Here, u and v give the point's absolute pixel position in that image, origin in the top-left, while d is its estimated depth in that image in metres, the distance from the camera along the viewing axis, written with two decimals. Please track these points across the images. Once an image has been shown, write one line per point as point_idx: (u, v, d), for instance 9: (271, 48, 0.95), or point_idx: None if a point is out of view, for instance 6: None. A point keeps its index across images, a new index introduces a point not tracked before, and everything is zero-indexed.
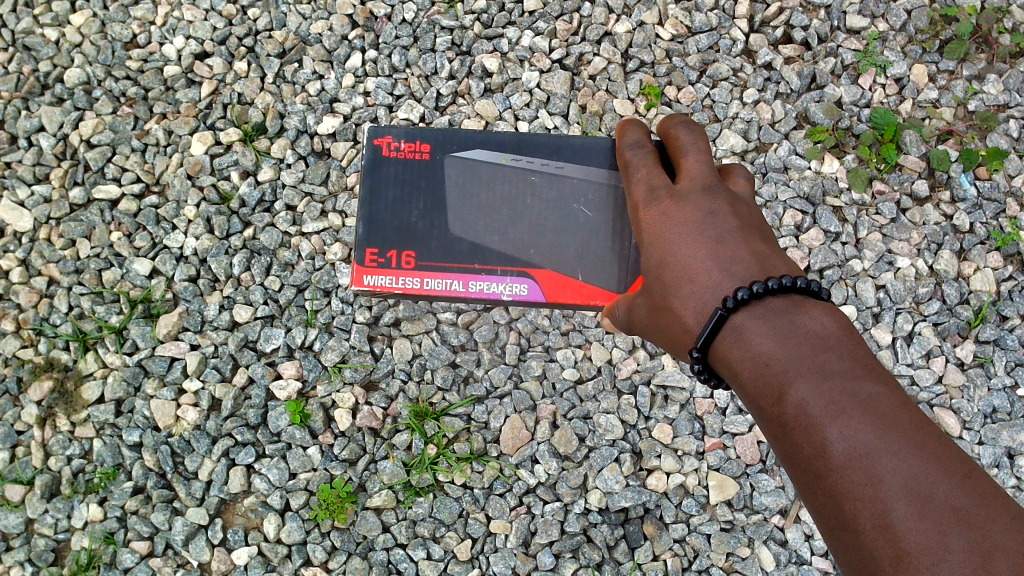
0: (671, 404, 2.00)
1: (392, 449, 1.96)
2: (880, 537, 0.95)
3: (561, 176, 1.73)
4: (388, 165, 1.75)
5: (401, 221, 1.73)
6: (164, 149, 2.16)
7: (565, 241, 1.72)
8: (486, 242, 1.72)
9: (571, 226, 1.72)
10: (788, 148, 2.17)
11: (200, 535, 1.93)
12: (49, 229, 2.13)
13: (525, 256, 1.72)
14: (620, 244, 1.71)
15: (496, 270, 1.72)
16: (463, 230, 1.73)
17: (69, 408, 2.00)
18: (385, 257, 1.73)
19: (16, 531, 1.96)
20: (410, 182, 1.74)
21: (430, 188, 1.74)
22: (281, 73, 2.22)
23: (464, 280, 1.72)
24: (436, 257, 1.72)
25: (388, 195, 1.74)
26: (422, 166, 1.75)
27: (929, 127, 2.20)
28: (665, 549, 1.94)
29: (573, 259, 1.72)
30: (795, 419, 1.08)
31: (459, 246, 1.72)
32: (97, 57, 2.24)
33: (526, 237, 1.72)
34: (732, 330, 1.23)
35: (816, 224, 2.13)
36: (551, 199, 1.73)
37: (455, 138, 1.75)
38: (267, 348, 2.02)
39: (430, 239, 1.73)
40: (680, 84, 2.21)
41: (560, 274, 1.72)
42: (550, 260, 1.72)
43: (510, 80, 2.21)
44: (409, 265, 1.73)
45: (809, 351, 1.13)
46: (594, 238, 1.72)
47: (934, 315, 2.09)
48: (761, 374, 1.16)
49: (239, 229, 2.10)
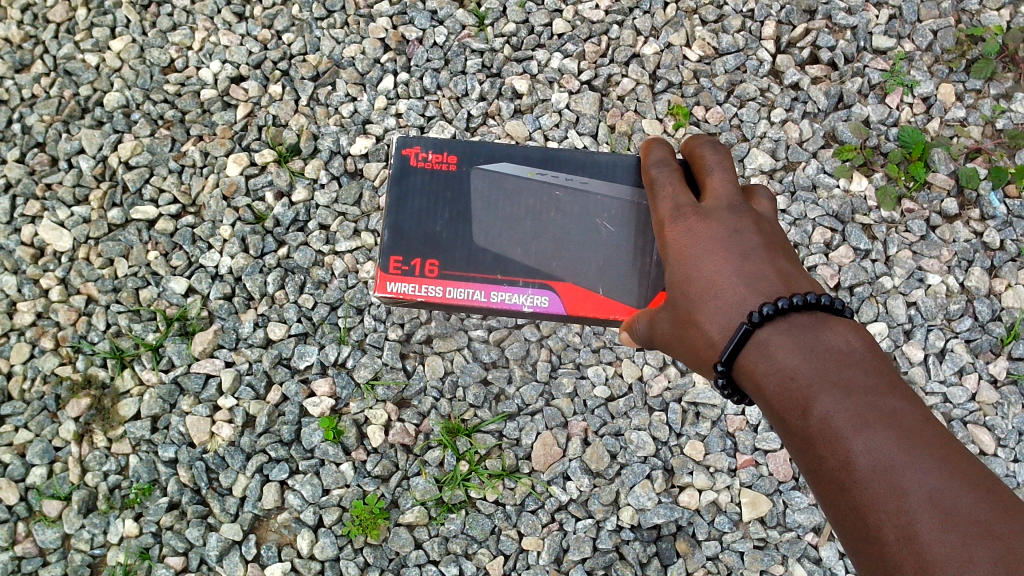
0: (703, 421, 2.00)
1: (424, 465, 1.97)
2: (904, 548, 0.95)
3: (585, 191, 1.75)
4: (415, 175, 1.77)
5: (427, 229, 1.75)
6: (200, 170, 2.21)
7: (587, 255, 1.73)
8: (509, 253, 1.74)
9: (593, 241, 1.74)
10: (816, 166, 2.18)
11: (234, 551, 1.95)
12: (88, 248, 2.17)
13: (547, 269, 1.73)
14: (641, 260, 1.72)
15: (518, 281, 1.73)
16: (486, 241, 1.74)
17: (106, 425, 2.03)
18: (409, 264, 1.74)
19: (52, 546, 1.98)
20: (437, 191, 1.76)
21: (456, 198, 1.76)
22: (314, 95, 2.26)
23: (487, 290, 1.73)
24: (459, 267, 1.74)
25: (415, 204, 1.76)
26: (449, 176, 1.77)
27: (958, 145, 2.20)
28: (698, 567, 1.93)
29: (594, 274, 1.73)
30: (819, 432, 1.08)
31: (483, 257, 1.74)
32: (136, 81, 2.29)
33: (548, 250, 1.74)
34: (757, 345, 1.22)
35: (845, 242, 2.13)
36: (575, 214, 1.75)
37: (481, 151, 1.77)
38: (300, 364, 2.04)
39: (455, 248, 1.74)
40: (708, 105, 2.23)
41: (581, 288, 1.73)
42: (571, 274, 1.73)
43: (540, 102, 2.24)
44: (432, 274, 1.74)
45: (833, 365, 1.13)
46: (615, 253, 1.73)
47: (966, 332, 2.08)
48: (785, 388, 1.15)
49: (273, 248, 2.13)
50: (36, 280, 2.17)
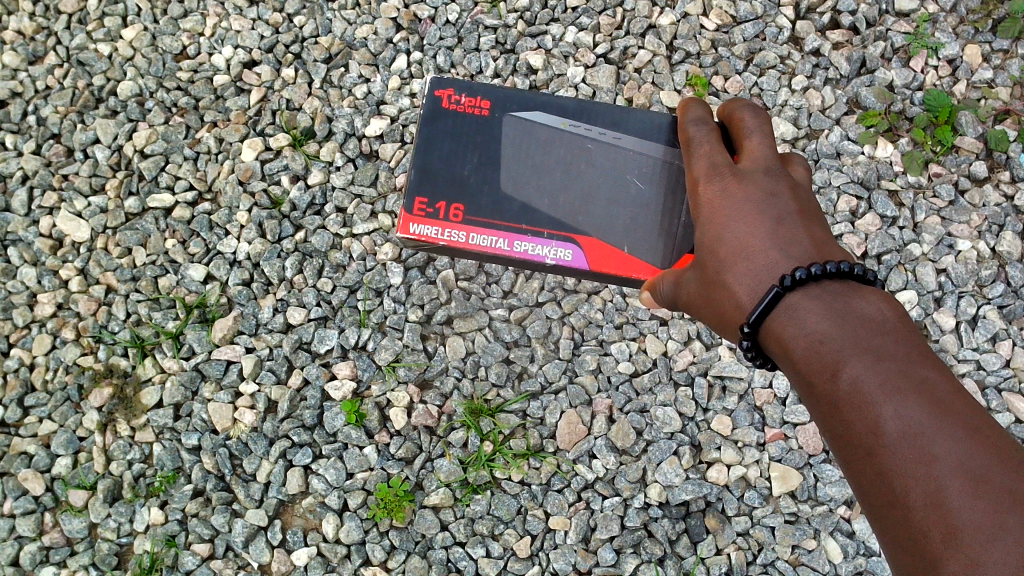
0: (730, 395, 1.96)
1: (449, 446, 1.95)
2: (931, 515, 0.91)
3: (616, 146, 1.73)
4: (447, 117, 1.74)
5: (455, 173, 1.72)
6: (215, 156, 2.20)
7: (614, 212, 1.70)
8: (536, 201, 1.71)
9: (622, 197, 1.71)
10: (839, 133, 2.14)
11: (260, 537, 1.93)
12: (106, 238, 2.16)
13: (572, 222, 1.71)
14: (669, 217, 1.70)
15: (542, 232, 1.70)
16: (514, 189, 1.71)
17: (129, 414, 2.03)
18: (433, 207, 1.71)
19: (80, 536, 1.98)
20: (467, 135, 1.74)
21: (487, 144, 1.73)
22: (328, 77, 2.25)
23: (510, 239, 1.70)
24: (484, 213, 1.71)
25: (445, 147, 1.73)
26: (481, 122, 1.74)
27: (985, 107, 2.15)
28: (728, 543, 1.89)
29: (619, 230, 1.70)
30: (847, 395, 1.04)
31: (508, 203, 1.71)
32: (149, 69, 2.29)
33: (575, 203, 1.71)
34: (785, 309, 1.19)
35: (872, 209, 2.08)
36: (604, 167, 1.72)
37: (515, 98, 1.75)
38: (321, 348, 2.02)
39: (481, 194, 1.71)
40: (727, 74, 2.20)
41: (605, 244, 1.70)
42: (596, 229, 1.70)
43: (555, 77, 2.22)
44: (457, 219, 1.71)
45: (865, 330, 1.09)
46: (641, 210, 1.70)
47: (998, 298, 2.02)
48: (813, 350, 1.12)
49: (291, 232, 2.13)
50: (55, 271, 2.16)
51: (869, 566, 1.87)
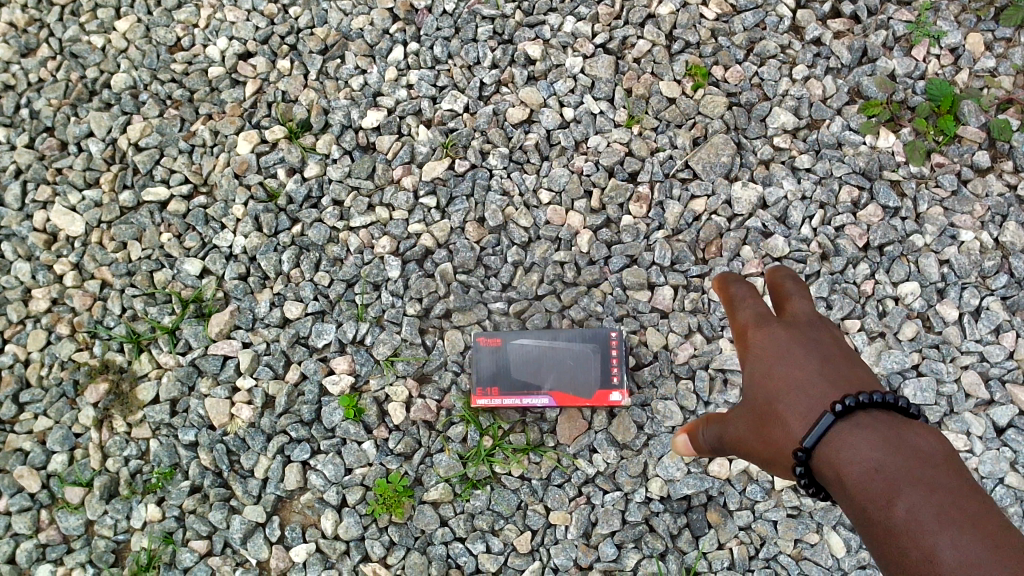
0: (731, 388, 1.94)
1: (448, 441, 1.93)
2: None
3: (591, 329, 1.93)
4: (486, 356, 1.93)
5: (495, 370, 1.92)
6: (210, 149, 2.18)
7: (574, 366, 1.91)
8: (526, 380, 1.91)
9: (593, 365, 1.91)
10: (841, 124, 2.12)
11: (258, 533, 1.92)
12: (100, 232, 2.15)
13: (562, 384, 1.90)
14: (609, 367, 1.90)
15: (544, 395, 1.90)
16: (533, 375, 1.91)
17: (125, 410, 2.01)
18: (473, 397, 1.91)
19: (76, 533, 1.97)
20: (502, 368, 1.92)
21: (513, 360, 1.92)
22: (323, 69, 2.23)
23: (521, 399, 1.90)
24: (512, 387, 1.91)
25: (489, 368, 1.92)
26: (508, 355, 1.92)
27: (988, 96, 2.13)
28: (730, 537, 1.87)
29: (580, 380, 1.90)
30: (857, 484, 0.99)
31: (513, 378, 1.91)
32: (142, 61, 2.27)
33: (566, 374, 1.91)
34: (802, 404, 1.14)
35: (874, 200, 2.05)
36: (582, 340, 1.92)
37: (530, 334, 1.93)
38: (319, 343, 2.01)
39: (512, 381, 1.91)
40: (727, 64, 2.18)
41: (581, 396, 1.90)
42: (565, 383, 1.90)
43: (554, 67, 2.19)
44: (489, 402, 1.91)
45: (884, 424, 1.04)
46: (593, 361, 1.91)
47: (1002, 289, 1.99)
48: (826, 439, 1.06)
49: (287, 226, 2.10)
50: (50, 266, 2.15)
51: (871, 561, 1.84)
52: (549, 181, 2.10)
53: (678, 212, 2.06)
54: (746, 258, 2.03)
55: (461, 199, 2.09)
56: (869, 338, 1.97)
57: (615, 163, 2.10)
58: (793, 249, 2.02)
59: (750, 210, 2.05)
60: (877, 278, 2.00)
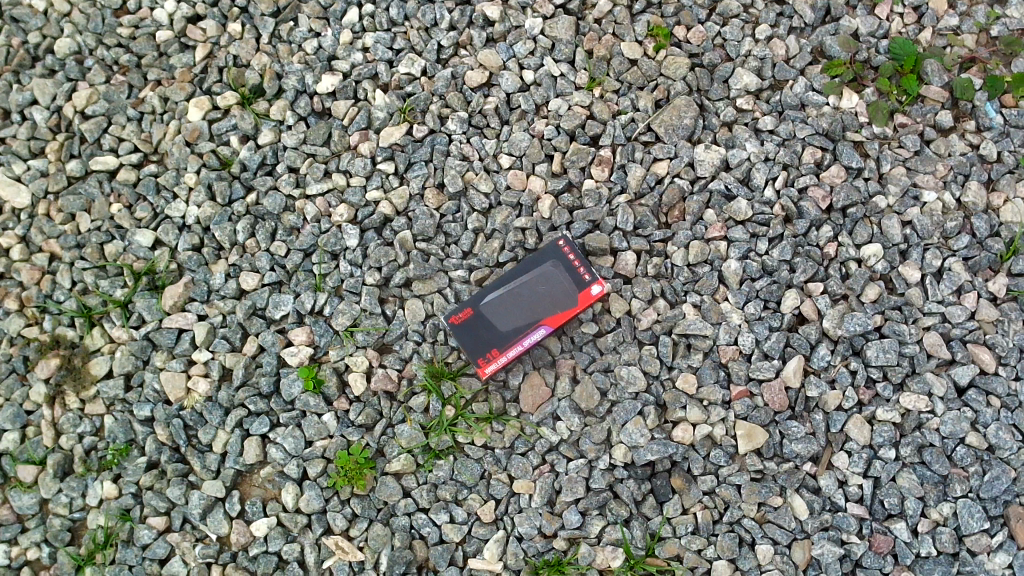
0: (695, 353, 1.92)
1: (409, 412, 1.91)
2: None
3: (539, 257, 1.92)
4: (463, 332, 1.88)
5: (480, 336, 1.87)
6: (160, 117, 2.12)
7: (548, 286, 1.88)
8: (514, 325, 1.87)
9: (560, 281, 1.89)
10: (804, 84, 2.08)
11: (218, 508, 1.88)
12: (47, 204, 2.09)
13: (549, 309, 1.87)
14: (574, 266, 1.90)
15: (541, 328, 1.86)
16: (515, 320, 1.87)
17: (77, 386, 1.96)
18: (480, 363, 1.86)
19: (30, 512, 1.92)
20: (481, 334, 1.87)
21: (490, 319, 1.88)
22: (276, 32, 2.17)
23: (524, 343, 1.86)
24: (509, 340, 1.87)
25: (471, 338, 1.88)
26: (481, 321, 1.88)
27: (952, 55, 2.10)
28: (694, 502, 1.86)
29: (559, 293, 1.88)
30: None
31: (503, 329, 1.87)
32: (87, 26, 2.21)
33: (545, 300, 1.87)
34: None
35: (837, 160, 2.03)
36: (539, 269, 1.90)
37: (484, 292, 1.90)
38: (276, 314, 1.96)
39: (504, 335, 1.87)
40: (689, 24, 2.15)
41: (570, 308, 1.87)
42: (550, 305, 1.87)
43: (513, 29, 2.15)
44: (497, 359, 1.87)
45: None
46: (558, 272, 1.89)
47: (964, 250, 1.98)
48: None
49: (241, 194, 2.05)
50: None
51: (835, 522, 1.84)
52: (509, 146, 2.06)
53: (640, 175, 2.02)
54: (709, 221, 2.00)
55: (420, 164, 2.04)
56: (832, 300, 1.95)
57: (577, 126, 2.06)
58: (756, 212, 1.99)
59: (714, 172, 2.02)
60: (840, 240, 1.98)
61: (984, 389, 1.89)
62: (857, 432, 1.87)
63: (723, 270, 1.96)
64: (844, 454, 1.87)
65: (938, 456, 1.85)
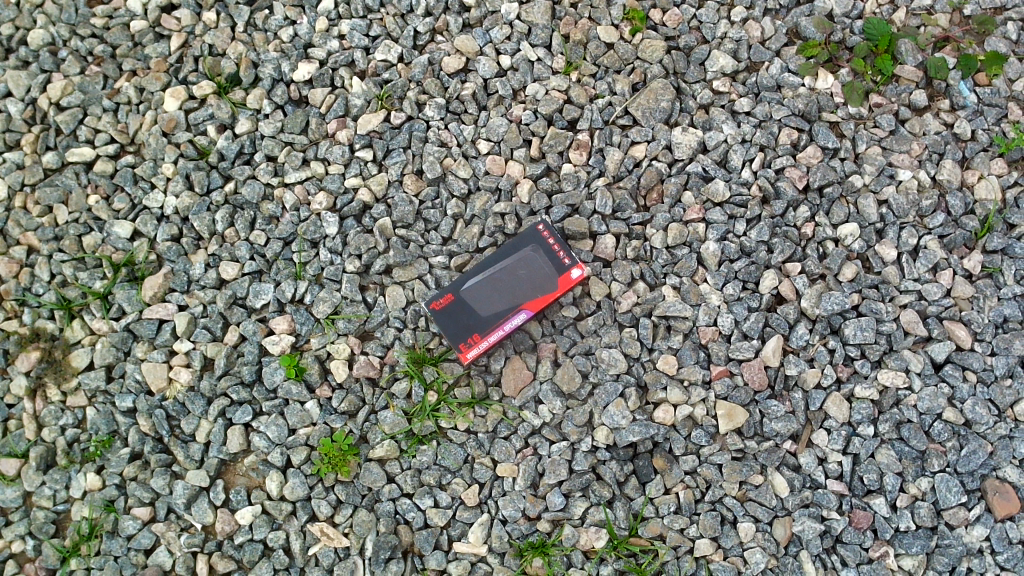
0: (675, 335, 1.93)
1: (392, 398, 1.92)
2: None
3: (519, 241, 1.92)
4: (444, 318, 1.89)
5: (461, 322, 1.88)
6: (136, 107, 2.11)
7: (528, 270, 1.89)
8: (495, 310, 1.88)
9: (540, 264, 1.90)
10: (780, 66, 2.10)
11: (202, 498, 1.88)
12: (24, 196, 2.08)
13: (530, 293, 1.88)
14: (554, 250, 1.91)
15: (522, 312, 1.87)
16: (496, 304, 1.88)
17: (58, 378, 1.96)
18: (462, 348, 1.87)
19: (14, 505, 1.92)
20: (462, 320, 1.88)
21: (471, 304, 1.88)
22: (251, 20, 2.16)
23: (505, 327, 1.87)
24: (490, 324, 1.87)
25: (452, 323, 1.88)
26: (461, 306, 1.89)
27: (925, 34, 2.12)
28: (676, 482, 1.89)
29: (539, 277, 1.89)
30: None
31: (484, 313, 1.87)
32: (60, 16, 2.19)
33: (526, 284, 1.88)
34: None
35: (813, 141, 2.05)
36: (520, 253, 1.91)
37: (465, 277, 1.91)
38: (256, 304, 1.96)
39: (485, 320, 1.88)
40: (665, 7, 2.14)
41: (551, 292, 1.88)
42: (529, 289, 1.88)
43: (489, 14, 2.15)
44: (479, 344, 1.87)
45: None
46: (538, 256, 1.90)
47: (939, 228, 2.00)
48: None
49: (220, 184, 2.05)
50: None
51: (815, 499, 1.86)
52: (487, 131, 2.06)
53: (618, 158, 2.03)
54: (687, 203, 2.01)
55: (398, 151, 2.04)
56: (809, 280, 1.96)
57: (554, 111, 2.07)
58: (733, 193, 2.00)
59: (691, 154, 2.03)
60: (817, 220, 1.99)
61: (960, 365, 1.91)
62: (835, 410, 1.89)
63: (701, 251, 1.97)
64: (824, 431, 1.89)
65: (915, 432, 1.87)
